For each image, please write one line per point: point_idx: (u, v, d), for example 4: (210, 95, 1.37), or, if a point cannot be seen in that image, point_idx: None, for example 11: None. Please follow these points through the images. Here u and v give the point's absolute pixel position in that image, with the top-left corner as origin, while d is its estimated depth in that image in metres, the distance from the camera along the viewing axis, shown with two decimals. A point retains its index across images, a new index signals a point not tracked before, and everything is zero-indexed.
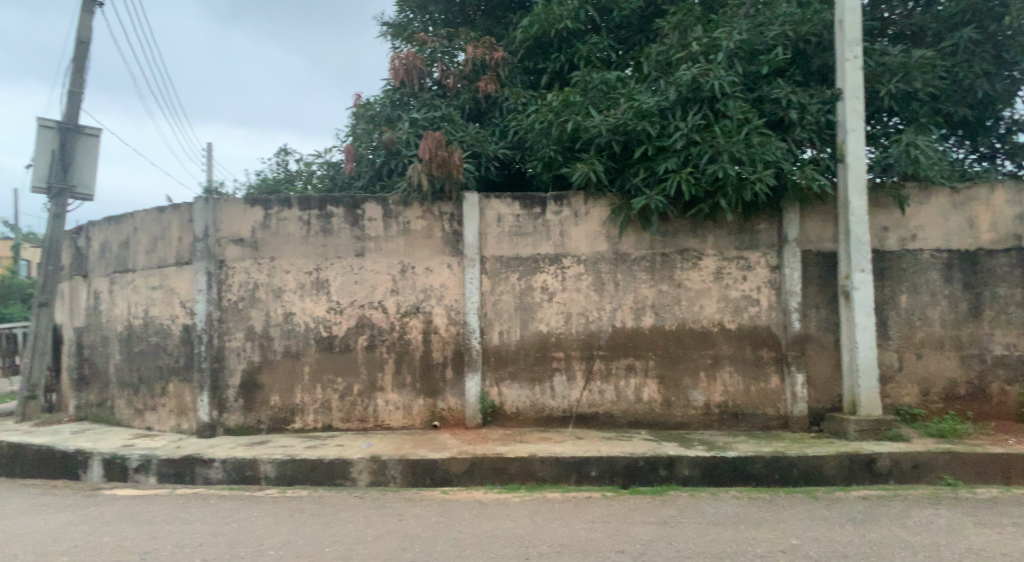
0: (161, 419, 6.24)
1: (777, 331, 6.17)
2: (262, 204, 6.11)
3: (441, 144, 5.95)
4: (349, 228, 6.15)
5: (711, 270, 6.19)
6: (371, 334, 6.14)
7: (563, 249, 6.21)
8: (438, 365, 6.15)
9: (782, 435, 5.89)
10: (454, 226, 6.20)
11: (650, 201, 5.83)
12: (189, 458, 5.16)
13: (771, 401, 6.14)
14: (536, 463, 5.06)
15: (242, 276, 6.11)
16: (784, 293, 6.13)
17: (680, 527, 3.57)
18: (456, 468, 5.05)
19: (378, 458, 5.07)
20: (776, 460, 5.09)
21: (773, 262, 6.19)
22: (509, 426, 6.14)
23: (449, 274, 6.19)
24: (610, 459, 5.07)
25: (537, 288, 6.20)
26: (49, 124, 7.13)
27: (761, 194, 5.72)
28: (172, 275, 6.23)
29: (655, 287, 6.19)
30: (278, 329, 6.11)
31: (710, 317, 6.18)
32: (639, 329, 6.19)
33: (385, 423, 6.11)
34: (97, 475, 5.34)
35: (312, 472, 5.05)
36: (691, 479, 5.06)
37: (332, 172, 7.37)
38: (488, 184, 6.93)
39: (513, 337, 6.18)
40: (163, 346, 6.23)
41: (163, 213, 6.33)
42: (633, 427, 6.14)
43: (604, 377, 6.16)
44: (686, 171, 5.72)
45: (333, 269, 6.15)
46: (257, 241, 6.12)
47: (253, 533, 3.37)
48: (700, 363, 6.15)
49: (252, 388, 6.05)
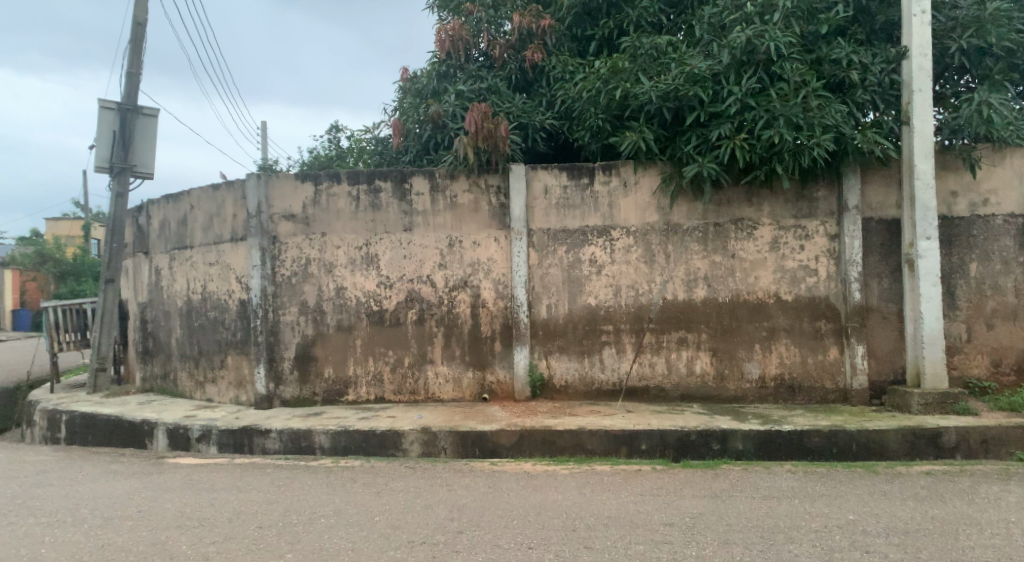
0: (221, 391, 6.47)
1: (837, 302, 5.93)
2: (311, 180, 6.19)
3: (487, 117, 5.91)
4: (397, 202, 6.18)
5: (767, 240, 5.98)
6: (420, 308, 6.19)
7: (611, 221, 6.09)
8: (486, 338, 6.16)
9: (840, 409, 5.69)
10: (500, 199, 6.15)
11: (702, 168, 5.66)
12: (248, 428, 5.35)
13: (830, 374, 5.92)
14: (585, 436, 5.04)
15: (295, 252, 6.23)
16: (843, 263, 5.88)
17: (731, 501, 3.47)
18: (505, 440, 5.07)
19: (428, 429, 5.14)
20: (835, 435, 4.93)
21: (832, 231, 5.93)
22: (559, 399, 6.12)
23: (497, 247, 6.17)
24: (661, 433, 5.01)
25: (585, 260, 6.11)
26: (109, 105, 7.36)
27: (819, 159, 5.47)
28: (228, 251, 6.40)
29: (707, 258, 6.03)
30: (330, 303, 6.22)
31: (765, 288, 5.98)
32: (690, 301, 6.05)
33: (436, 395, 6.18)
34: (163, 444, 5.59)
35: (364, 442, 5.16)
36: (744, 453, 4.96)
37: (380, 148, 7.40)
38: (536, 155, 6.84)
39: (561, 311, 6.14)
40: (222, 320, 6.44)
41: (218, 191, 6.49)
42: (685, 400, 6.04)
43: (655, 350, 6.06)
44: (740, 137, 5.51)
45: (382, 243, 6.21)
46: (308, 217, 6.22)
47: (306, 501, 3.46)
48: (754, 335, 5.98)
49: (307, 361, 6.21)
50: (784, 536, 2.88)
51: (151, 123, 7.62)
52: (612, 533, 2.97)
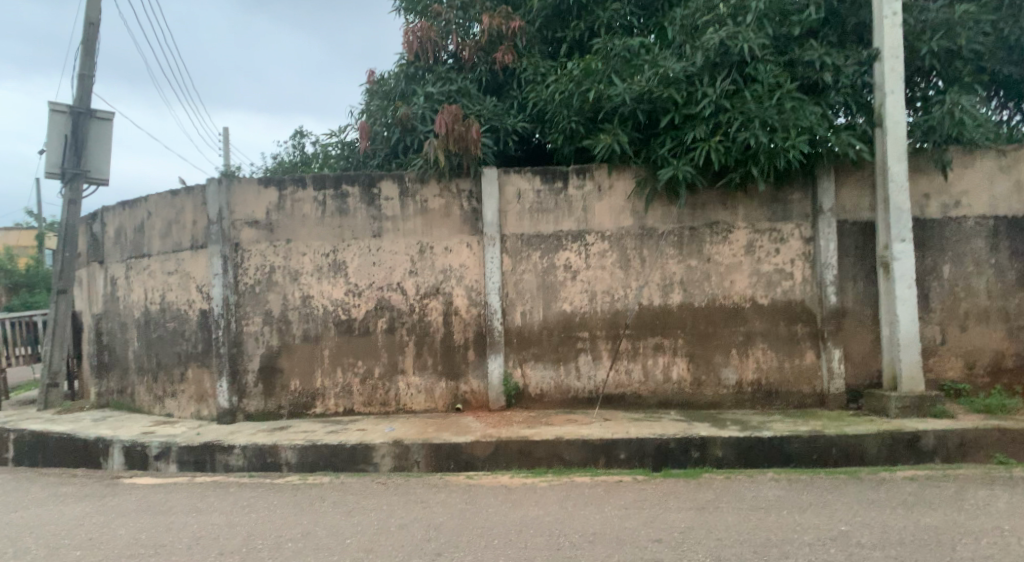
0: (181, 406, 6.16)
1: (812, 305, 5.89)
2: (275, 184, 5.95)
3: (458, 119, 5.76)
4: (366, 207, 5.98)
5: (742, 243, 5.92)
6: (390, 316, 5.99)
7: (586, 225, 5.97)
8: (459, 347, 5.98)
9: (818, 413, 5.64)
10: (473, 203, 5.99)
11: (677, 171, 5.57)
12: (210, 444, 5.07)
13: (806, 378, 5.87)
14: (563, 446, 4.88)
15: (258, 260, 5.97)
16: (819, 266, 5.84)
17: (720, 513, 3.34)
18: (481, 452, 4.90)
19: (401, 442, 4.93)
20: (815, 440, 4.86)
21: (807, 234, 5.89)
22: (534, 408, 5.96)
23: (469, 253, 6.00)
24: (640, 441, 4.88)
25: (560, 266, 5.98)
26: (61, 109, 7.01)
27: (794, 161, 5.44)
28: (187, 259, 6.12)
29: (683, 263, 5.94)
30: (296, 313, 5.98)
31: (742, 292, 5.92)
32: (667, 306, 5.95)
33: (407, 406, 5.97)
34: (118, 463, 5.27)
35: (333, 458, 4.93)
36: (725, 461, 4.86)
37: (348, 152, 7.18)
38: (508, 159, 6.69)
39: (536, 317, 5.99)
40: (181, 331, 6.14)
41: (176, 196, 6.20)
42: (662, 407, 5.93)
43: (632, 357, 5.95)
44: (715, 139, 5.45)
45: (350, 250, 5.99)
46: (272, 223, 5.97)
47: (272, 524, 3.23)
48: (731, 340, 5.91)
49: (272, 373, 5.95)
50: (779, 550, 2.76)
51: (106, 127, 7.28)
52: (599, 552, 2.81)
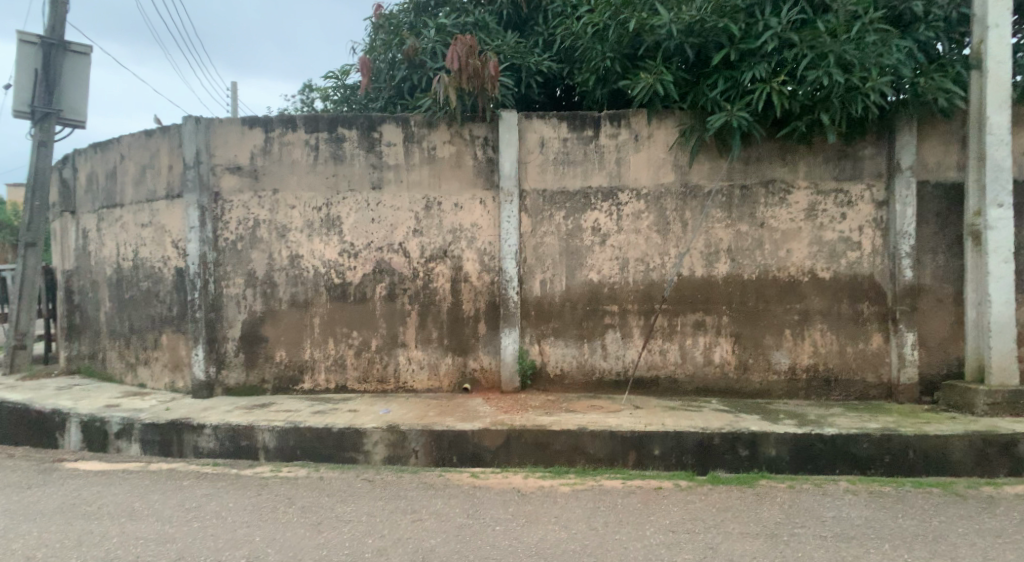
0: (154, 375, 5.48)
1: (882, 281, 5.03)
2: (262, 125, 5.17)
3: (474, 52, 4.90)
4: (364, 154, 5.17)
5: (802, 206, 5.04)
6: (391, 281, 5.22)
7: (619, 181, 5.12)
8: (468, 319, 5.21)
9: (886, 407, 4.81)
10: (488, 153, 5.16)
11: (730, 118, 4.70)
12: (177, 422, 4.39)
13: (871, 365, 5.03)
14: (587, 438, 4.14)
15: (240, 212, 5.22)
16: (892, 235, 4.95)
17: (798, 545, 2.55)
18: (489, 443, 4.18)
19: (396, 428, 4.21)
20: (889, 441, 4.05)
21: (879, 197, 5.00)
22: (553, 391, 5.20)
23: (483, 211, 5.19)
24: (678, 436, 4.12)
25: (587, 228, 5.15)
26: (31, 39, 6.21)
27: (872, 108, 4.56)
28: (162, 210, 5.37)
29: (731, 228, 5.09)
30: (283, 274, 5.23)
31: (799, 263, 5.05)
32: (710, 278, 5.11)
33: (408, 385, 5.24)
34: (75, 440, 4.62)
35: (317, 444, 4.24)
36: (779, 463, 4.10)
37: (348, 95, 6.32)
38: (529, 104, 5.83)
39: (557, 287, 5.19)
40: (155, 292, 5.43)
41: (150, 137, 5.44)
42: (701, 394, 5.14)
43: (667, 336, 5.14)
44: (777, 80, 4.58)
45: (345, 204, 5.20)
46: (257, 169, 5.20)
47: (212, 541, 2.51)
48: (785, 319, 5.07)
49: (254, 342, 5.22)
50: None
51: (82, 62, 6.51)
52: None
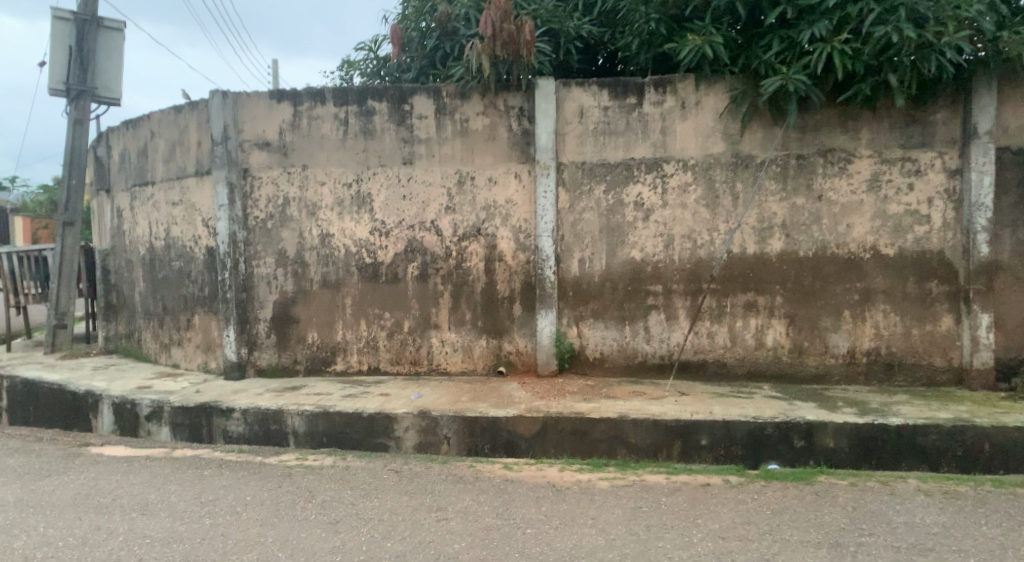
0: (188, 356, 5.45)
1: (954, 258, 4.59)
2: (289, 98, 5.00)
3: (509, 17, 4.60)
4: (395, 127, 4.95)
5: (865, 176, 4.62)
6: (423, 261, 5.02)
7: (663, 152, 4.78)
8: (504, 299, 4.99)
9: (957, 394, 4.42)
10: (523, 124, 4.89)
11: (786, 82, 4.30)
12: (206, 406, 4.37)
13: (940, 349, 4.63)
14: (628, 427, 3.91)
15: (269, 189, 5.08)
16: (967, 207, 4.50)
17: (866, 557, 2.28)
18: (525, 430, 3.99)
19: (428, 414, 4.07)
20: (962, 432, 3.70)
21: (953, 165, 4.54)
22: (592, 375, 4.96)
23: (518, 186, 4.93)
24: (726, 426, 3.85)
25: (629, 204, 4.85)
26: (65, 15, 6.14)
27: (948, 66, 4.10)
28: (192, 187, 5.28)
29: (785, 201, 4.71)
30: (313, 254, 5.09)
31: (860, 239, 4.65)
32: (762, 256, 4.76)
33: (442, 367, 5.07)
34: (108, 422, 4.63)
35: (347, 429, 4.15)
36: (838, 455, 3.78)
37: (379, 67, 6.07)
38: (568, 72, 5.50)
39: (597, 266, 4.91)
40: (187, 272, 5.36)
41: (179, 113, 5.32)
42: (751, 380, 4.83)
43: (715, 317, 4.83)
44: (840, 38, 4.14)
45: (375, 180, 5.01)
46: (286, 145, 5.04)
47: (224, 541, 2.38)
48: (844, 299, 4.69)
49: (285, 323, 5.12)
50: None
51: (116, 39, 6.43)
52: None
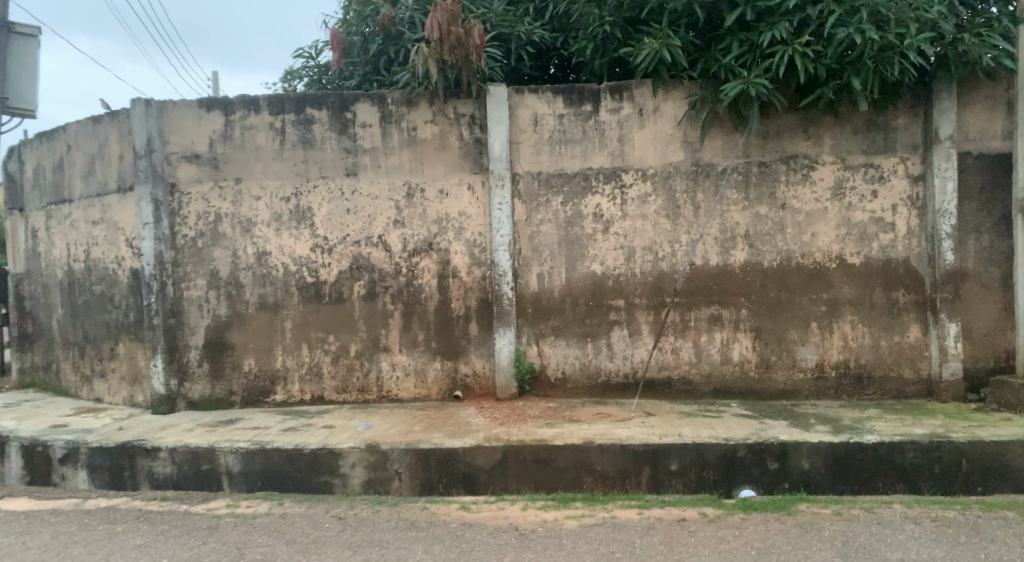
0: (111, 390, 4.95)
1: (920, 266, 4.48)
2: (221, 106, 4.61)
3: (457, 20, 4.33)
4: (337, 137, 4.61)
5: (829, 183, 4.48)
6: (370, 279, 4.67)
7: (622, 161, 4.56)
8: (458, 319, 4.68)
9: (928, 407, 4.29)
10: (475, 133, 4.61)
11: (748, 86, 4.14)
12: (126, 447, 3.91)
13: (908, 360, 4.50)
14: (594, 454, 3.63)
15: (199, 205, 4.66)
16: (930, 213, 4.41)
17: None
18: (483, 462, 3.67)
19: (376, 448, 3.71)
20: (939, 448, 3.54)
21: (915, 171, 4.45)
22: (554, 397, 4.68)
23: (471, 198, 4.64)
24: (697, 449, 3.60)
25: (588, 215, 4.61)
26: None
27: (910, 69, 4.00)
28: (113, 204, 4.82)
29: (749, 210, 4.54)
30: (250, 274, 4.68)
31: (825, 248, 4.51)
32: (726, 267, 4.57)
33: (393, 394, 4.71)
34: (15, 468, 4.11)
35: (287, 467, 3.75)
36: (814, 477, 3.58)
37: (319, 75, 5.68)
38: (520, 78, 5.26)
39: (556, 281, 4.65)
40: (109, 297, 4.89)
41: (98, 123, 4.86)
42: (719, 397, 4.62)
43: (680, 332, 4.60)
44: (801, 40, 4.00)
45: (317, 193, 4.65)
46: (217, 157, 4.64)
47: None
48: (811, 311, 4.53)
49: (219, 350, 4.69)
50: None
51: None
52: None
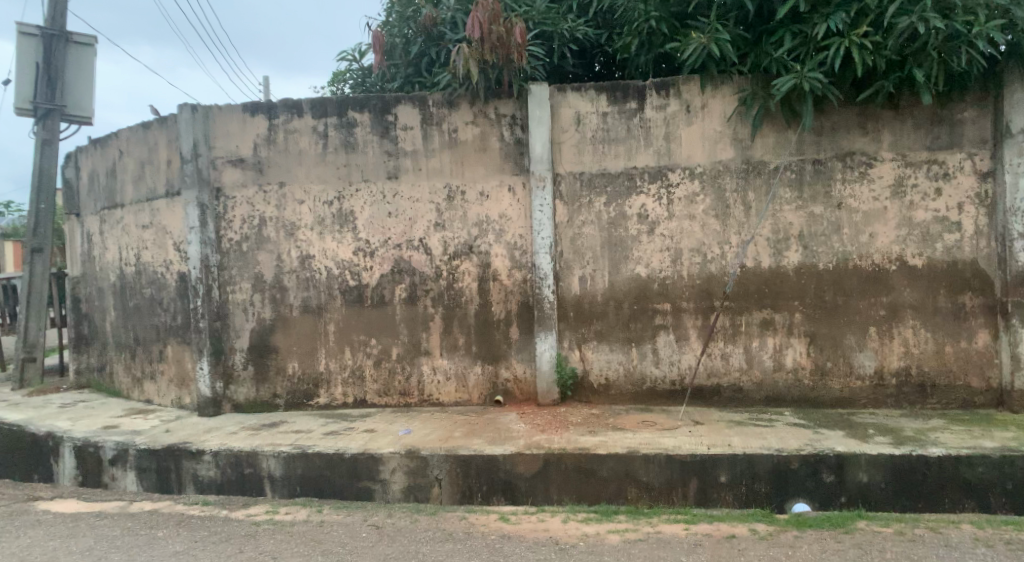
0: (161, 391, 5.07)
1: (988, 268, 4.21)
2: (265, 111, 4.66)
3: (498, 19, 4.27)
4: (378, 139, 4.60)
5: (889, 181, 4.25)
6: (411, 283, 4.65)
7: (668, 160, 4.42)
8: (499, 323, 4.61)
9: (998, 418, 4.03)
10: (516, 133, 4.54)
11: (801, 81, 3.96)
12: (174, 449, 3.98)
13: (976, 368, 4.24)
14: (639, 463, 3.52)
15: (244, 209, 4.72)
16: (1001, 212, 4.13)
17: None
18: (525, 470, 3.60)
19: (417, 454, 3.68)
20: (1013, 464, 3.30)
21: (984, 167, 4.18)
22: (597, 402, 4.57)
23: (512, 199, 4.57)
24: (748, 461, 3.45)
25: (632, 216, 4.48)
26: (30, 31, 5.81)
27: (979, 59, 3.75)
28: (162, 209, 4.92)
29: (801, 210, 4.34)
30: (293, 277, 4.72)
31: (885, 249, 4.28)
32: (778, 270, 4.38)
33: (434, 398, 4.68)
34: (69, 468, 4.23)
35: (329, 471, 3.76)
36: (874, 492, 3.39)
37: (362, 78, 5.69)
38: (563, 77, 5.17)
39: (599, 284, 4.54)
40: (159, 300, 5.00)
41: (148, 129, 4.98)
42: (770, 404, 4.43)
43: (729, 337, 4.44)
44: (858, 32, 3.80)
45: (358, 197, 4.65)
46: (261, 162, 4.69)
47: None
48: (869, 315, 4.31)
49: (264, 353, 4.74)
50: None
51: (86, 54, 6.09)
52: None
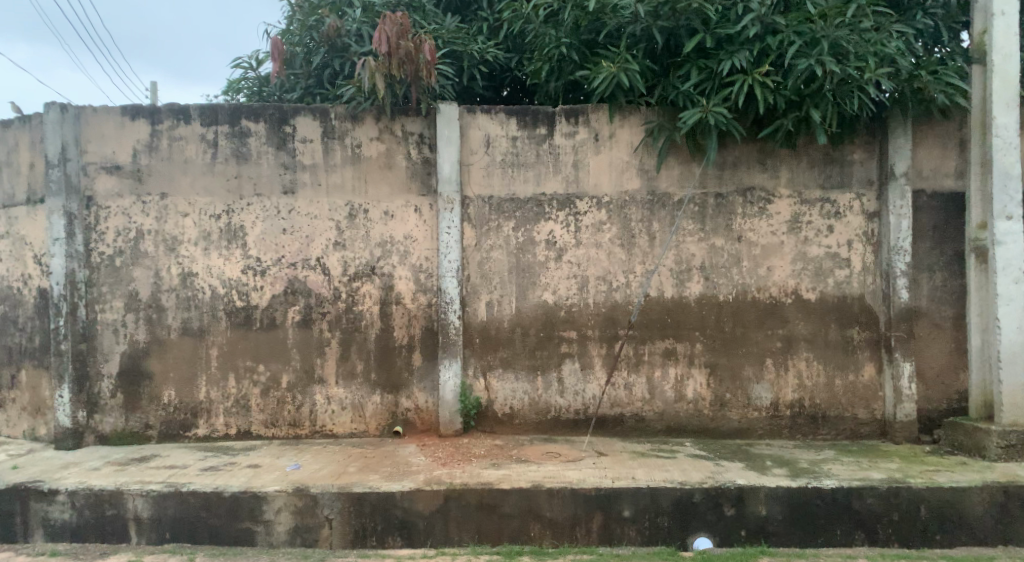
0: (12, 421, 4.49)
1: (874, 303, 4.40)
2: (146, 115, 4.27)
3: (407, 34, 4.11)
4: (274, 151, 4.31)
5: (785, 217, 4.38)
6: (305, 305, 4.35)
7: (577, 187, 4.38)
8: (400, 349, 4.39)
9: (882, 448, 4.19)
10: (423, 152, 4.36)
11: (706, 115, 4.01)
12: (19, 489, 3.49)
13: (863, 399, 4.40)
14: (542, 499, 3.38)
15: (119, 221, 4.29)
16: (885, 250, 4.34)
17: None
18: (422, 507, 3.37)
19: (304, 492, 3.38)
20: (898, 494, 3.40)
21: (870, 207, 4.39)
22: (501, 433, 4.42)
23: (417, 220, 4.38)
24: (652, 494, 3.38)
25: (540, 242, 4.40)
26: None
27: (868, 104, 3.94)
28: (22, 218, 4.41)
29: (704, 242, 4.40)
30: (172, 297, 4.31)
31: (781, 283, 4.39)
32: (682, 300, 4.41)
33: (327, 429, 4.37)
34: None
35: (205, 512, 3.39)
36: (771, 524, 3.40)
37: (259, 86, 5.35)
38: (472, 97, 5.06)
39: (506, 311, 4.41)
40: (13, 318, 4.45)
41: (8, 128, 4.46)
42: (672, 434, 4.43)
43: (633, 367, 4.41)
44: (760, 70, 3.90)
45: (250, 212, 4.32)
46: (140, 169, 4.28)
47: None
48: (766, 347, 4.40)
49: (135, 379, 4.29)
50: None
51: None
52: None
